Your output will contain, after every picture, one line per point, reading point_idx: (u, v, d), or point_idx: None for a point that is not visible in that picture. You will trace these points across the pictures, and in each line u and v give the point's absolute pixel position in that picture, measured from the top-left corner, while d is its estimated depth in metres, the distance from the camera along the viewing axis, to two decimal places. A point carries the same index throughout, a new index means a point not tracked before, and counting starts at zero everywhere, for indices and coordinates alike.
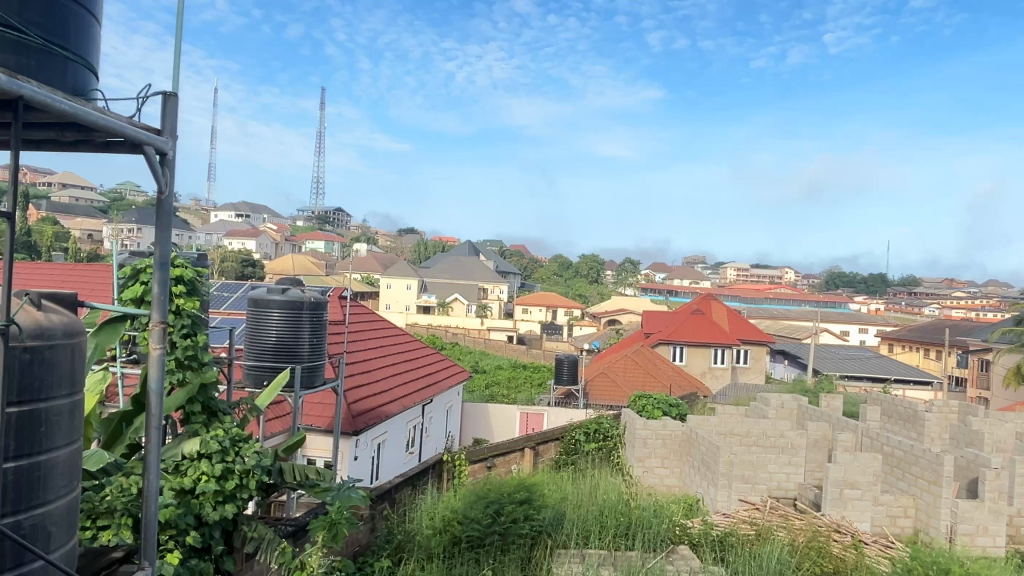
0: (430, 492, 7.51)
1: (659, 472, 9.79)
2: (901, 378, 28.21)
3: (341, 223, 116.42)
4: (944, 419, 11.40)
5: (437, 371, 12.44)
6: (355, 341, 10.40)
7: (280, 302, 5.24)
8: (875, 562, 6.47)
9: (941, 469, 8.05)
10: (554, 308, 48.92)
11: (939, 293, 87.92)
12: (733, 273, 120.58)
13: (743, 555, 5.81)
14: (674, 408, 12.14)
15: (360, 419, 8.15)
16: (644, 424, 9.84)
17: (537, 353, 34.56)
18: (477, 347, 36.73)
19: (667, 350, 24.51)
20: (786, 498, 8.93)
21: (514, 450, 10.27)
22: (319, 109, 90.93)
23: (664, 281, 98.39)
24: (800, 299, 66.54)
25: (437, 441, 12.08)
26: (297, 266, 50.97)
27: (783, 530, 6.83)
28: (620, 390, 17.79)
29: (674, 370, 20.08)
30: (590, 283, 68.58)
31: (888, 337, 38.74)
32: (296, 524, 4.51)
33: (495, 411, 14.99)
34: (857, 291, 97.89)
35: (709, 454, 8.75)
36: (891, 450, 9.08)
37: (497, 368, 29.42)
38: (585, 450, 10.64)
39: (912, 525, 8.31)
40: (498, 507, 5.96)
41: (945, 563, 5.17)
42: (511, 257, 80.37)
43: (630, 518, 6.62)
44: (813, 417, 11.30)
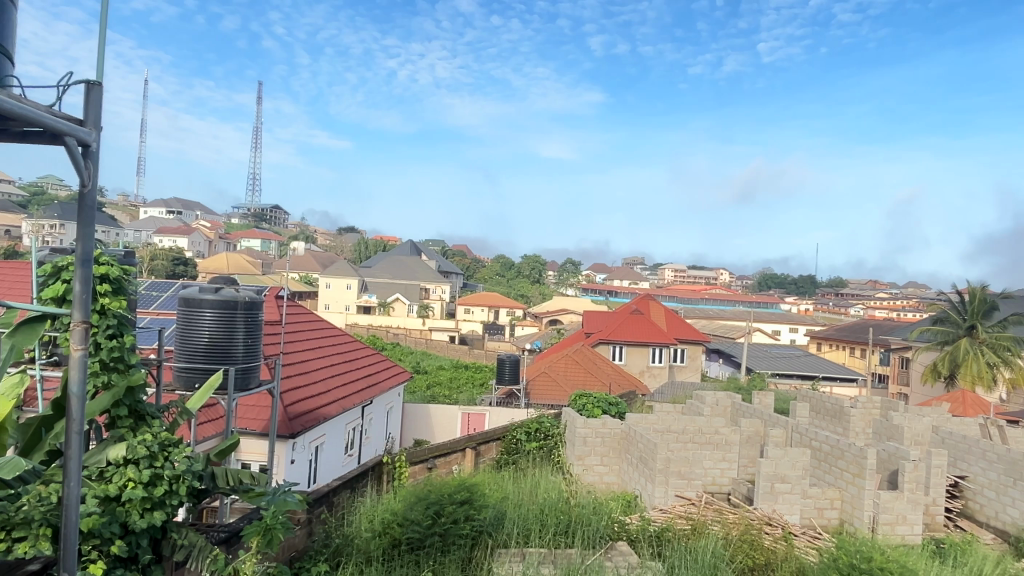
0: (370, 494, 7.40)
1: (598, 470, 9.93)
2: (828, 375, 29.40)
3: (279, 221, 113.88)
4: (867, 414, 11.93)
5: (378, 372, 12.27)
6: (292, 342, 10.15)
7: (213, 303, 5.08)
8: (803, 553, 6.71)
9: (864, 462, 8.44)
10: (496, 308, 48.98)
11: (863, 294, 92.03)
12: (670, 274, 123.29)
13: (679, 550, 5.96)
14: (614, 407, 12.32)
15: (296, 422, 7.98)
16: (584, 423, 9.94)
17: (478, 354, 34.60)
18: (418, 347, 36.48)
19: (607, 350, 24.88)
20: (720, 493, 9.17)
21: (456, 451, 10.23)
22: (256, 102, 88.64)
23: (605, 281, 99.86)
24: (735, 299, 68.56)
25: (377, 443, 11.92)
26: (232, 265, 49.60)
27: (717, 525, 7.02)
28: (561, 390, 17.93)
29: (614, 369, 20.39)
30: (532, 283, 69.00)
31: (817, 336, 40.33)
32: (229, 530, 4.38)
33: (437, 412, 14.93)
34: (788, 292, 101.58)
35: (646, 451, 8.93)
36: (818, 445, 9.45)
37: (438, 368, 29.28)
38: (526, 449, 10.68)
39: (837, 516, 8.68)
40: (438, 508, 5.90)
41: (868, 551, 5.38)
42: (454, 257, 80.14)
43: (570, 516, 6.68)
44: (745, 414, 11.65)
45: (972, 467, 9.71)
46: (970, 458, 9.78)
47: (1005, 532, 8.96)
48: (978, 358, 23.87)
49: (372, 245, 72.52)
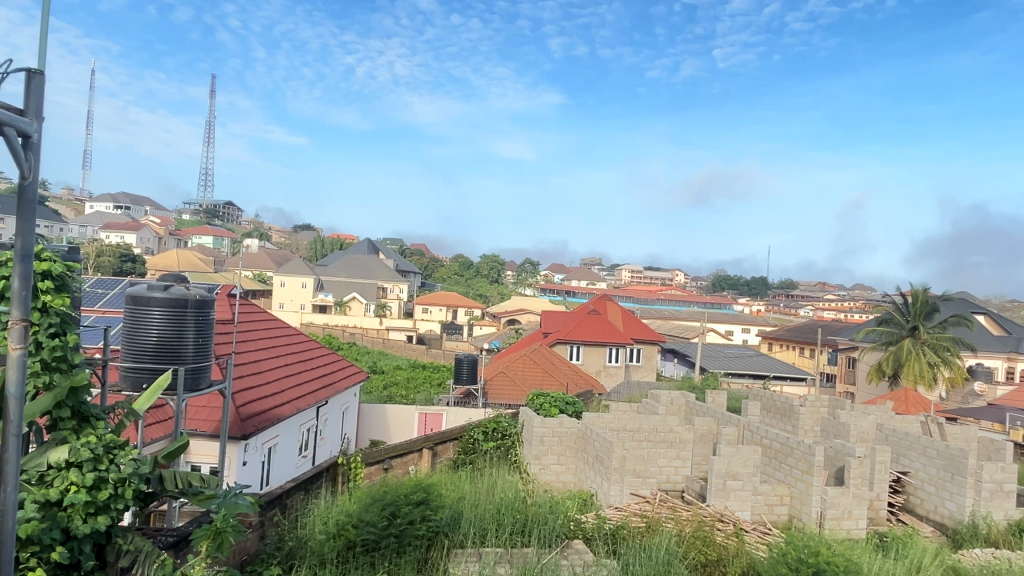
0: (325, 496, 7.28)
1: (554, 470, 9.99)
2: (779, 375, 30.14)
3: (232, 218, 111.44)
4: (816, 412, 12.26)
5: (333, 372, 12.08)
6: (244, 342, 9.93)
7: (162, 300, 4.94)
8: (753, 548, 6.85)
9: (812, 459, 8.68)
10: (454, 308, 48.82)
11: (811, 295, 94.73)
12: (627, 274, 124.65)
13: (634, 547, 6.03)
14: (570, 406, 12.40)
15: (249, 423, 7.81)
16: (541, 422, 9.99)
17: (435, 354, 34.44)
18: (375, 347, 36.12)
19: (564, 350, 25.04)
20: (674, 490, 9.33)
21: (412, 451, 10.14)
22: (208, 96, 86.53)
23: (563, 281, 100.58)
24: (689, 300, 69.77)
25: (332, 444, 11.75)
26: (182, 262, 48.31)
27: (671, 522, 7.12)
28: (518, 389, 17.97)
29: (571, 368, 20.54)
30: (490, 283, 68.99)
31: (768, 336, 41.32)
32: (178, 534, 4.26)
33: (394, 412, 14.81)
34: (740, 293, 104.00)
35: (602, 449, 9.01)
36: (769, 443, 9.67)
37: (396, 368, 29.05)
38: (483, 449, 10.66)
39: (787, 512, 8.90)
40: (394, 508, 5.79)
41: (815, 545, 5.51)
42: (412, 256, 79.64)
43: (526, 515, 6.70)
44: (699, 413, 11.85)
45: (914, 462, 10.07)
46: (911, 454, 10.14)
47: (943, 525, 9.33)
48: (920, 357, 24.76)
49: (328, 243, 71.51)
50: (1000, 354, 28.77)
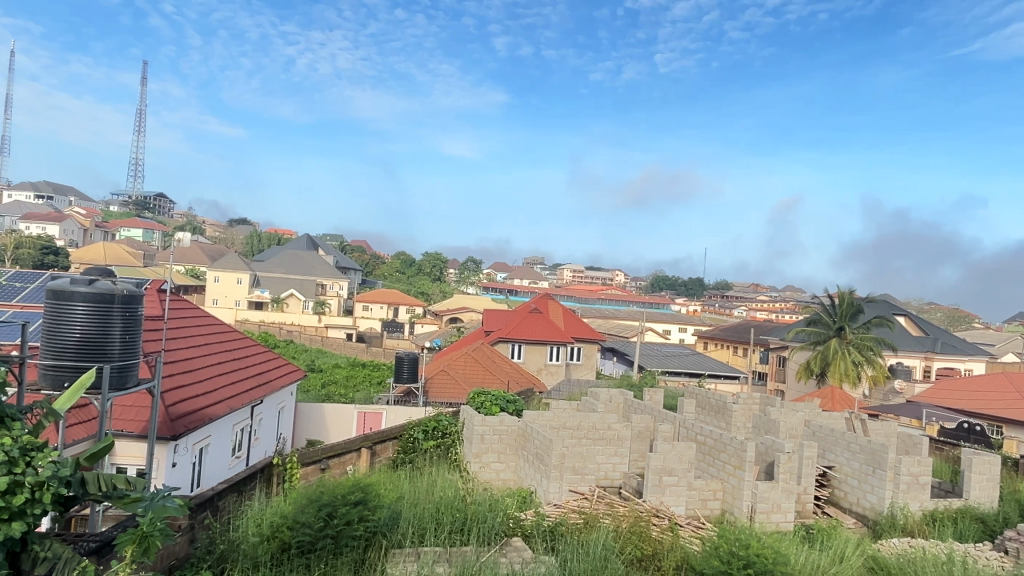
0: (260, 497, 7.10)
1: (494, 468, 10.00)
2: (714, 373, 30.96)
3: (164, 210, 107.46)
4: (747, 410, 12.65)
5: (268, 370, 11.76)
6: (175, 339, 9.58)
7: (85, 296, 4.71)
8: (687, 542, 7.01)
9: (744, 455, 8.96)
10: (395, 305, 48.26)
11: (745, 296, 97.68)
12: (568, 274, 125.60)
13: (572, 544, 6.11)
14: (511, 404, 12.44)
15: (179, 423, 7.53)
16: (482, 420, 9.99)
17: (376, 352, 33.96)
18: (313, 345, 35.41)
19: (506, 348, 25.07)
20: (612, 486, 9.48)
21: (350, 451, 9.98)
22: (139, 84, 83.13)
23: (506, 280, 100.83)
24: (628, 300, 70.89)
25: (266, 444, 11.46)
26: (110, 256, 46.28)
27: (608, 518, 7.24)
28: (459, 387, 17.89)
29: (511, 366, 20.60)
30: (432, 280, 68.53)
31: (704, 335, 42.40)
32: (100, 539, 4.07)
33: (332, 411, 14.55)
34: (678, 292, 106.63)
35: (542, 447, 9.08)
36: (703, 439, 9.93)
37: (335, 366, 28.53)
38: (422, 448, 10.57)
39: (720, 506, 9.15)
40: (331, 509, 5.66)
41: (747, 538, 5.69)
42: (352, 253, 78.42)
43: (465, 514, 6.70)
44: (637, 410, 12.04)
45: (838, 457, 10.49)
46: (836, 449, 10.56)
47: (865, 516, 9.78)
48: (845, 356, 25.85)
49: (266, 238, 69.69)
50: (918, 354, 30.34)
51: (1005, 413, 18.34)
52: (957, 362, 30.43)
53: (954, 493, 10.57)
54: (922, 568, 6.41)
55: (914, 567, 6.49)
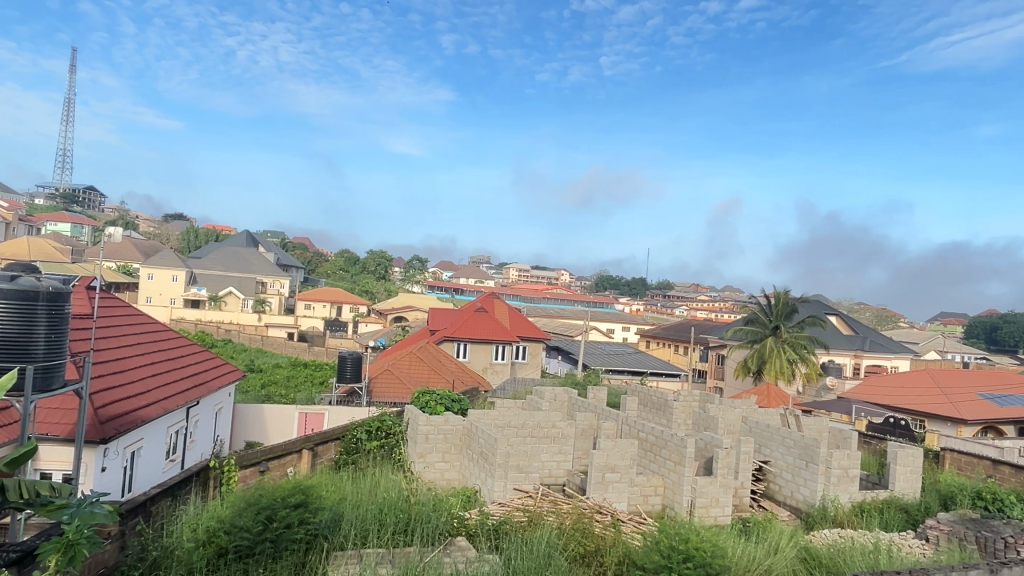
0: (196, 502, 6.87)
1: (439, 467, 9.96)
2: (656, 371, 31.57)
3: (93, 203, 103.00)
4: (688, 407, 12.95)
5: (205, 370, 11.40)
6: (104, 338, 9.18)
7: (7, 292, 4.45)
8: (629, 537, 7.12)
9: (684, 451, 9.17)
10: (338, 304, 47.47)
11: (686, 296, 99.93)
12: (514, 273, 125.83)
13: (516, 542, 6.13)
14: (456, 403, 12.39)
15: (109, 426, 7.23)
16: (426, 420, 9.92)
17: (318, 351, 33.36)
18: (253, 345, 34.54)
19: (451, 347, 24.97)
20: (555, 484, 9.56)
21: (291, 452, 9.75)
22: (67, 72, 79.38)
23: (452, 279, 100.37)
24: (573, 299, 71.57)
25: (203, 447, 11.11)
26: (34, 252, 44.06)
27: (552, 515, 7.29)
28: (403, 387, 17.74)
29: (457, 365, 20.56)
30: (377, 279, 67.70)
31: (646, 334, 43.16)
32: (22, 549, 3.87)
33: (272, 412, 14.23)
34: (622, 292, 108.38)
35: (486, 446, 9.08)
36: (645, 436, 10.11)
37: (275, 366, 27.88)
38: (365, 448, 10.42)
39: (660, 502, 9.34)
40: (270, 512, 5.53)
41: (686, 533, 5.81)
42: (294, 250, 76.79)
43: (409, 514, 6.64)
44: (581, 408, 12.18)
45: (773, 452, 10.84)
46: (772, 444, 10.91)
47: (798, 509, 10.13)
48: (780, 355, 26.72)
49: (203, 234, 67.55)
50: (848, 352, 31.63)
51: (927, 409, 19.27)
52: (884, 360, 31.88)
53: (880, 485, 11.06)
54: (851, 557, 6.67)
55: (843, 556, 6.75)
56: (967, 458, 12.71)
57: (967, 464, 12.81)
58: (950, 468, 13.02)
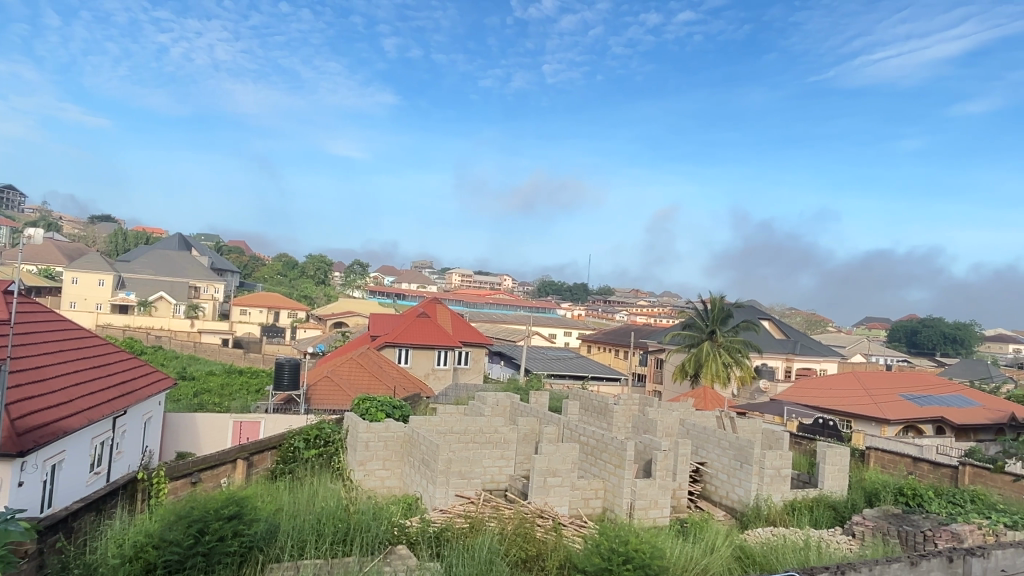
0: (122, 516, 6.58)
1: (379, 475, 9.82)
2: (596, 375, 31.94)
3: (11, 203, 97.55)
4: (627, 410, 13.14)
5: (133, 379, 10.89)
6: (22, 345, 8.67)
7: None
8: (570, 541, 7.16)
9: (624, 454, 9.29)
10: (275, 309, 46.29)
11: (626, 301, 101.69)
12: (457, 278, 125.42)
13: (457, 548, 6.10)
14: (397, 410, 12.23)
15: (27, 438, 6.85)
16: (366, 427, 9.77)
17: (253, 358, 32.42)
18: (184, 352, 33.31)
19: (392, 352, 24.66)
20: (497, 489, 9.56)
21: (225, 462, 9.40)
22: None
23: (394, 284, 99.32)
24: (516, 304, 71.79)
25: (130, 458, 10.62)
26: None
27: (494, 520, 7.27)
28: (343, 393, 17.42)
29: (398, 371, 20.31)
30: (316, 283, 66.46)
31: (587, 339, 43.66)
32: None
33: (205, 421, 13.74)
34: (564, 298, 109.56)
35: (428, 453, 9.00)
36: (586, 440, 10.21)
37: (208, 373, 26.98)
38: (303, 457, 10.16)
39: (601, 504, 9.43)
40: (202, 525, 5.32)
41: (625, 535, 5.88)
42: (229, 254, 74.59)
43: (348, 523, 6.52)
44: (523, 413, 12.21)
45: (709, 453, 11.10)
46: (708, 446, 11.17)
47: (734, 508, 10.42)
48: (715, 359, 27.42)
49: (132, 236, 64.86)
50: (781, 355, 32.69)
51: (853, 409, 20.11)
52: (814, 363, 33.10)
53: (811, 484, 11.47)
54: (783, 554, 6.87)
55: (776, 553, 6.94)
56: (890, 456, 13.28)
57: (890, 462, 13.40)
58: (875, 466, 13.58)
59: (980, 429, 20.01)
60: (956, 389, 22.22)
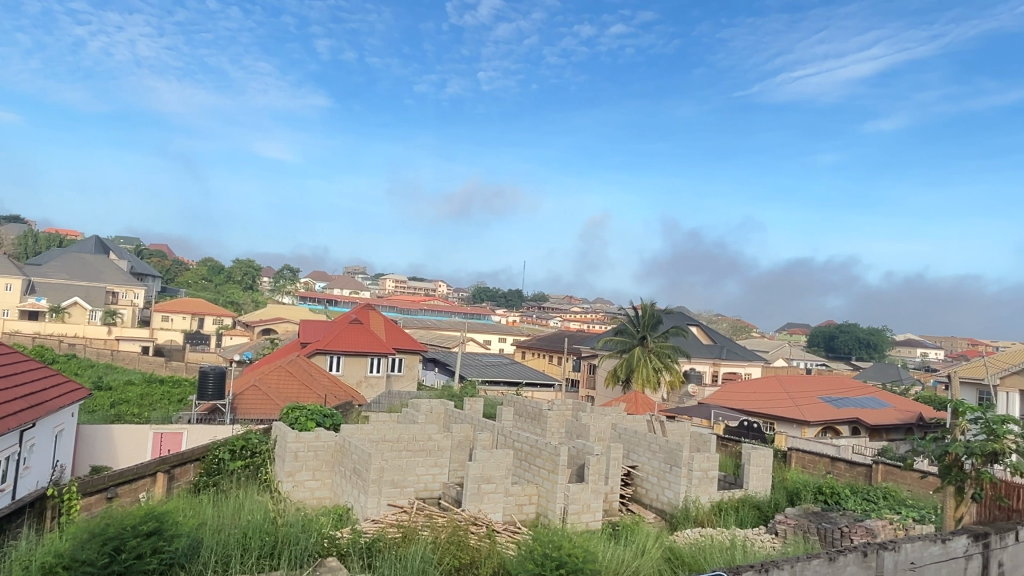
0: (31, 534, 6.18)
1: (309, 486, 9.58)
2: (530, 382, 32.09)
3: None
4: (561, 415, 13.24)
5: (43, 390, 10.27)
6: None
7: None
8: (504, 547, 7.13)
9: (558, 459, 9.38)
10: (199, 316, 44.65)
11: (560, 308, 102.53)
12: (391, 284, 123.76)
13: (389, 559, 6.01)
14: (328, 419, 11.94)
15: None
16: (295, 437, 9.51)
17: (175, 367, 31.08)
18: (100, 360, 31.69)
19: (323, 360, 24.11)
20: (431, 497, 9.47)
21: (144, 476, 8.95)
22: None
23: (326, 290, 97.28)
24: (450, 311, 71.39)
25: (39, 473, 10.00)
26: None
27: (427, 529, 7.18)
28: (271, 403, 16.91)
29: (329, 378, 19.87)
30: (244, 289, 64.41)
31: (522, 345, 43.84)
32: None
33: (122, 432, 13.08)
34: (499, 304, 109.86)
35: (359, 462, 8.84)
36: (520, 445, 10.24)
37: (127, 383, 25.72)
38: (228, 469, 9.79)
39: (534, 510, 9.48)
40: (118, 543, 5.03)
41: (558, 539, 5.92)
42: (150, 258, 71.41)
43: (276, 536, 6.32)
44: (457, 419, 12.16)
45: (641, 457, 11.31)
46: (639, 449, 11.37)
47: (663, 510, 10.65)
48: (646, 363, 28.02)
49: (43, 239, 61.32)
50: (707, 360, 33.74)
51: (776, 412, 20.91)
52: (739, 368, 34.30)
53: (736, 485, 11.83)
54: (710, 554, 7.04)
55: (704, 553, 7.10)
56: (810, 456, 13.85)
57: (810, 462, 13.98)
58: (796, 466, 14.14)
59: (892, 429, 21.10)
60: (870, 392, 23.38)
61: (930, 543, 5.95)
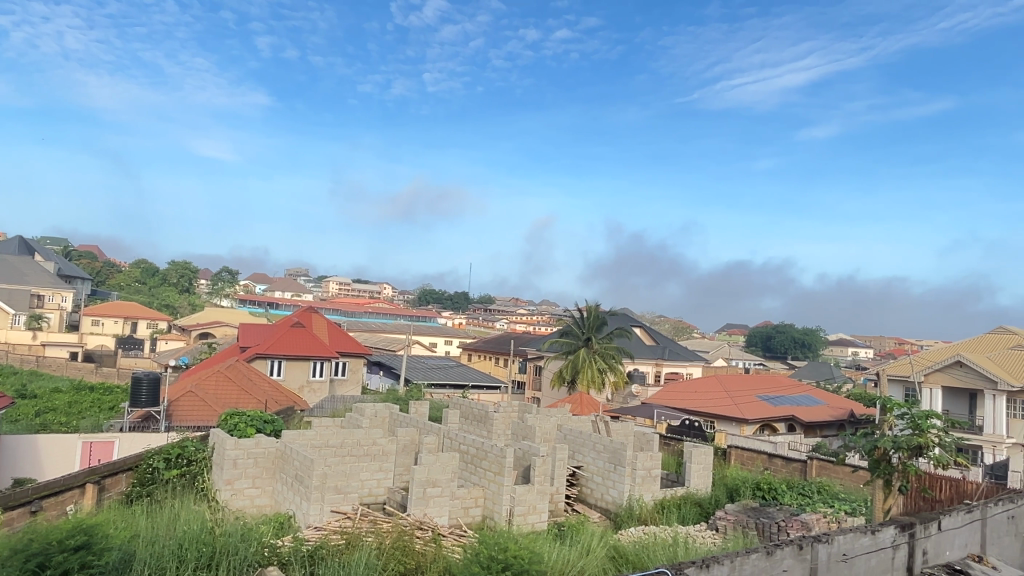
0: None
1: (248, 494, 9.33)
2: (476, 384, 32.05)
3: None
4: (507, 416, 13.27)
5: None
6: None
7: None
8: (449, 551, 7.08)
9: (504, 461, 9.38)
10: (132, 320, 42.91)
11: (506, 309, 102.78)
12: (335, 286, 121.80)
13: (332, 566, 5.90)
14: (268, 425, 11.65)
15: None
16: (234, 444, 9.24)
17: (106, 373, 29.82)
18: (24, 367, 30.11)
19: (263, 364, 23.50)
20: (375, 503, 9.36)
21: (73, 487, 8.57)
22: None
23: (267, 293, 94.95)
24: (396, 313, 70.64)
25: None
26: None
27: (371, 535, 7.08)
28: (209, 409, 16.41)
29: (269, 383, 19.38)
30: (180, 292, 62.27)
31: (468, 346, 43.76)
32: None
33: (47, 442, 12.48)
34: (444, 306, 109.40)
35: (301, 468, 8.65)
36: (466, 448, 10.22)
37: (54, 390, 24.53)
38: (163, 478, 9.43)
39: (480, 512, 9.47)
40: (42, 559, 4.81)
41: (504, 541, 5.91)
42: (79, 258, 68.29)
43: (213, 547, 6.11)
44: (402, 423, 12.03)
45: (586, 457, 11.41)
46: (584, 450, 11.49)
47: (608, 509, 10.79)
48: (591, 364, 28.33)
49: None
50: (650, 360, 34.37)
51: (716, 410, 21.43)
52: (681, 368, 35.01)
53: (678, 483, 12.06)
54: (653, 551, 7.16)
55: (646, 551, 7.22)
56: (748, 453, 14.27)
57: (748, 459, 14.38)
58: (735, 463, 14.52)
59: (825, 425, 21.92)
60: (805, 390, 24.22)
61: (861, 534, 6.20)
